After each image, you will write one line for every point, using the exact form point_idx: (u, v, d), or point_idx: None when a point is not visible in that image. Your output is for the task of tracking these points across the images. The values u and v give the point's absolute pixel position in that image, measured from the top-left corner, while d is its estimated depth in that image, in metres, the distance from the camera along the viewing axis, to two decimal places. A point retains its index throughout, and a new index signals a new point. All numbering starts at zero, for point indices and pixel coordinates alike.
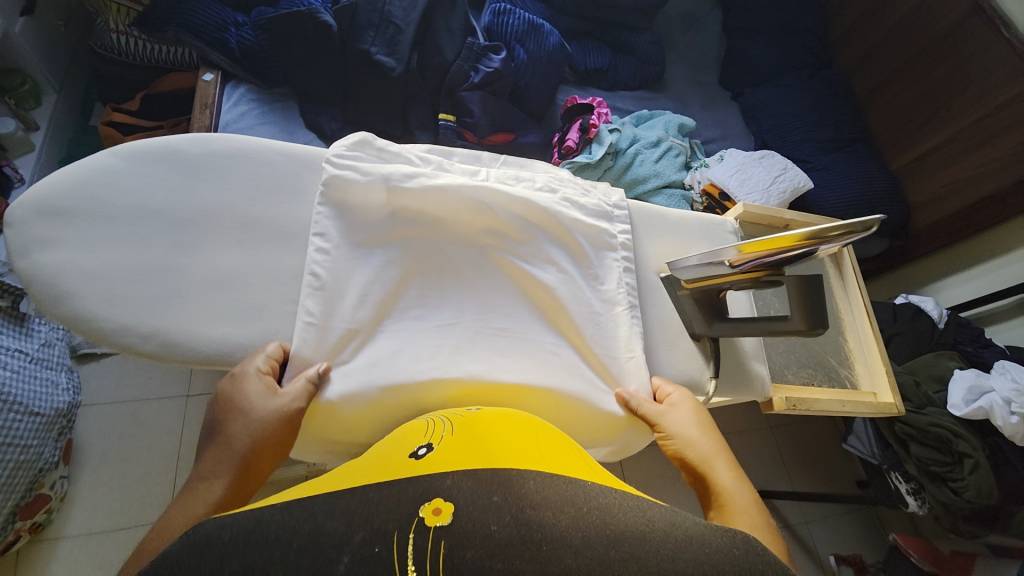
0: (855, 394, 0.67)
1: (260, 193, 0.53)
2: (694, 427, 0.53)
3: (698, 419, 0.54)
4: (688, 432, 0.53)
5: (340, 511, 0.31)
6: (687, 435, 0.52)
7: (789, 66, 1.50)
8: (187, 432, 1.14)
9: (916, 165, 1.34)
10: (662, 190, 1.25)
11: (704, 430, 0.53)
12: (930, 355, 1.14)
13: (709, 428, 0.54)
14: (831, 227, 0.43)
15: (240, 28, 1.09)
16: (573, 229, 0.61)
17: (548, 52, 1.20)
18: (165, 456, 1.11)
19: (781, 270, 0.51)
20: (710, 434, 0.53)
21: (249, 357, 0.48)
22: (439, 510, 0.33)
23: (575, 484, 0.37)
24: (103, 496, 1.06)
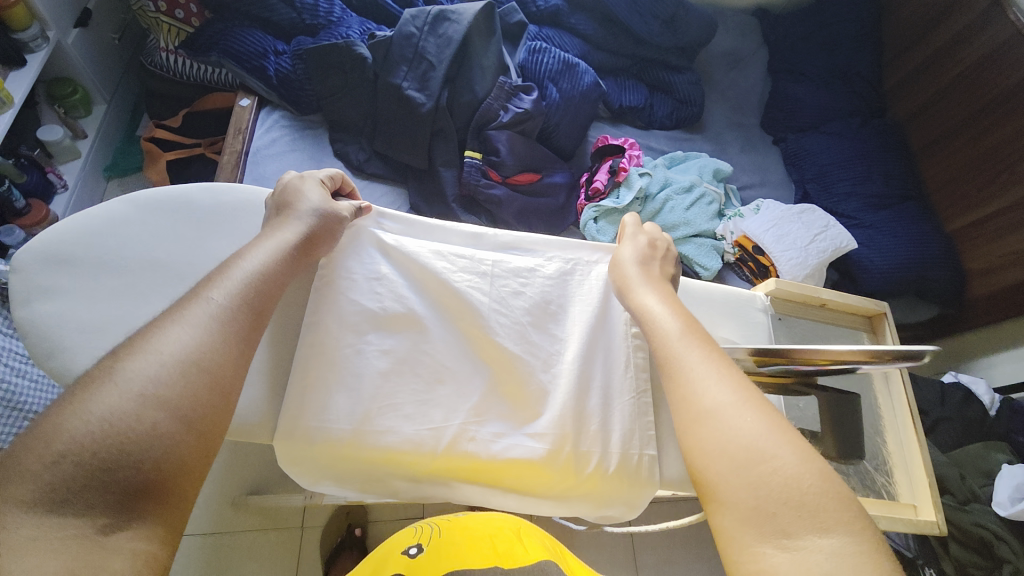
0: (893, 508, 0.59)
1: None
2: (634, 254, 0.57)
3: (641, 250, 0.57)
4: (629, 257, 0.57)
5: None
6: (625, 267, 0.56)
7: (839, 112, 1.43)
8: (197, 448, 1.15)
9: (974, 230, 1.23)
10: (691, 239, 1.20)
11: (649, 261, 0.57)
12: (979, 446, 1.03)
13: (649, 260, 0.57)
14: (882, 348, 0.42)
15: (279, 56, 1.11)
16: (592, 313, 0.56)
17: (582, 91, 1.17)
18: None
19: (810, 380, 0.49)
20: (648, 261, 0.57)
21: (311, 172, 0.54)
22: None
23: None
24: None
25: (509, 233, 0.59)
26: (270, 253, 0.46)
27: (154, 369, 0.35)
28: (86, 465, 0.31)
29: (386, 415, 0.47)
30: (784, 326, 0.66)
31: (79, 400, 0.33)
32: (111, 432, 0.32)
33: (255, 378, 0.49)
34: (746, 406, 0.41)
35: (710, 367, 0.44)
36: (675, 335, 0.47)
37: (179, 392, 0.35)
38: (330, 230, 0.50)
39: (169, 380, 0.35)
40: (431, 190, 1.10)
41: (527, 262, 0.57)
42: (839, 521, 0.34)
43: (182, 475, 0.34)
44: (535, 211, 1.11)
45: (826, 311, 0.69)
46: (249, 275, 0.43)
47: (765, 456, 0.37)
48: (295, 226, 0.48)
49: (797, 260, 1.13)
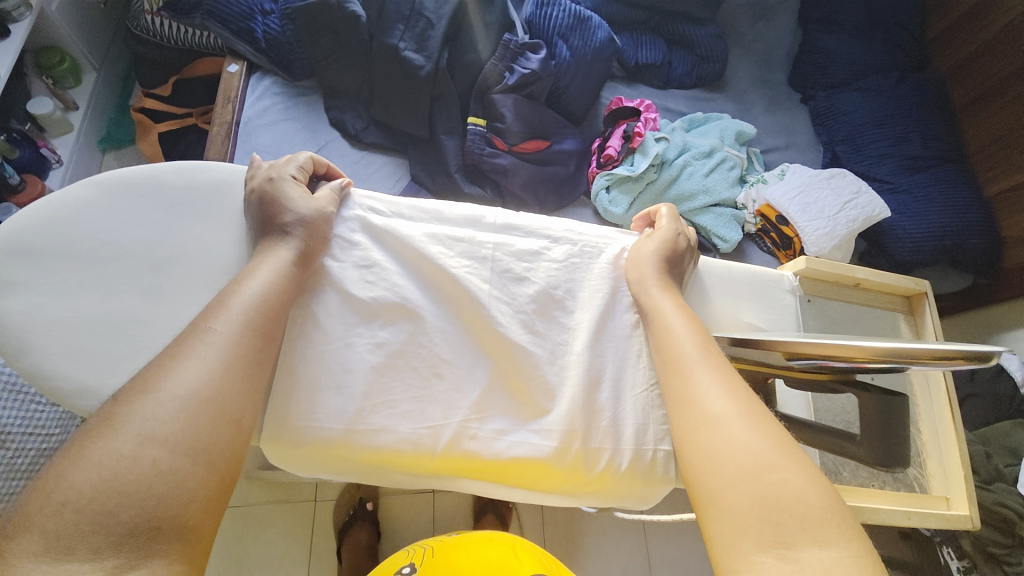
0: (923, 502, 0.55)
1: (246, 233, 0.47)
2: (660, 246, 0.54)
3: (669, 245, 0.54)
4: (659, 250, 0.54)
5: None
6: (645, 260, 0.52)
7: (876, 66, 1.30)
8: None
9: (1014, 195, 1.14)
10: (710, 209, 1.13)
11: (677, 258, 0.54)
12: (1007, 423, 0.99)
13: (675, 257, 0.54)
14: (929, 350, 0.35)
15: (267, 16, 1.03)
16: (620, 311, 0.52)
17: (594, 49, 1.08)
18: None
19: (849, 377, 0.43)
20: (675, 260, 0.54)
21: (283, 165, 0.50)
22: None
23: None
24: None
25: (512, 214, 0.53)
26: (274, 273, 0.43)
27: (162, 409, 0.34)
28: (89, 513, 0.30)
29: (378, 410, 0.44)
30: (814, 309, 0.61)
31: (91, 441, 0.33)
32: (112, 479, 0.31)
33: None
34: (749, 417, 0.39)
35: (718, 375, 0.43)
36: (695, 343, 0.46)
37: (184, 426, 0.34)
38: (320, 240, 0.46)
39: (172, 417, 0.34)
40: (432, 160, 1.03)
41: (537, 246, 0.53)
42: (842, 536, 0.32)
43: (199, 512, 0.33)
44: (544, 181, 1.05)
45: (859, 291, 0.63)
46: (249, 302, 0.41)
47: (763, 466, 0.36)
48: (289, 242, 0.45)
49: (824, 230, 1.06)
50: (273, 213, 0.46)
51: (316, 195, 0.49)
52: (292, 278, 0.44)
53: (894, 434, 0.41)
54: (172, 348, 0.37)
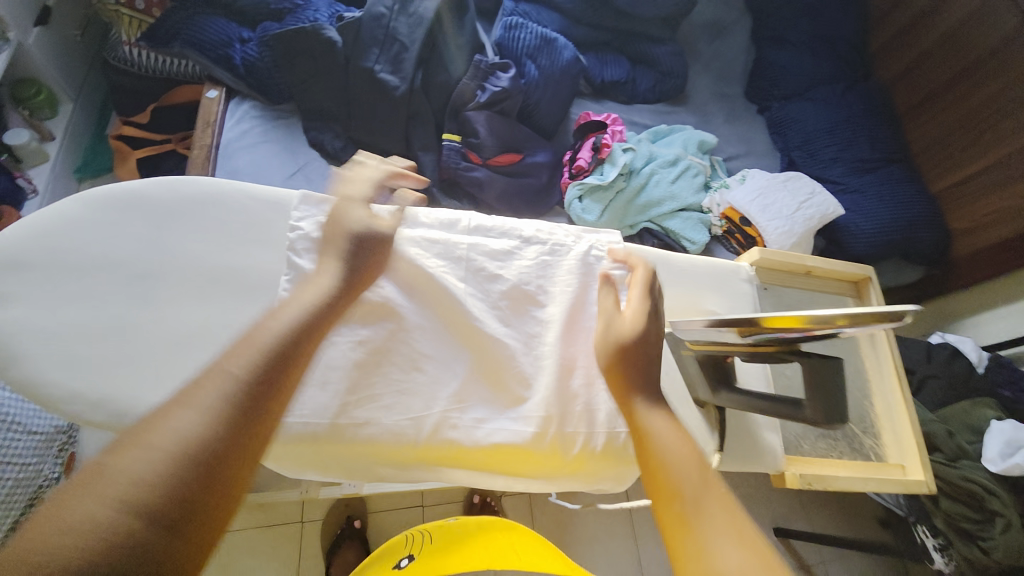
0: (881, 469, 0.59)
1: (230, 242, 0.49)
2: (640, 318, 0.50)
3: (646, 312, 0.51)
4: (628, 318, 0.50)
5: None
6: (611, 344, 0.49)
7: (823, 78, 1.40)
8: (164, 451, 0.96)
9: (957, 190, 1.23)
10: (678, 213, 1.19)
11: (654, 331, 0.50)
12: (966, 403, 1.04)
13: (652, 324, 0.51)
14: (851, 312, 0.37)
15: (245, 44, 1.07)
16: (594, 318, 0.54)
17: (561, 68, 1.14)
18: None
19: (794, 346, 0.46)
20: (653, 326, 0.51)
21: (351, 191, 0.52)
22: None
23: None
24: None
25: (485, 217, 0.57)
26: (303, 308, 0.43)
27: (151, 466, 0.31)
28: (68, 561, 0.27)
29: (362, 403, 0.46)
30: (770, 296, 0.65)
31: (71, 498, 0.29)
32: (93, 531, 0.28)
33: None
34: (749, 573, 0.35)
35: (706, 491, 0.40)
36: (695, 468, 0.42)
37: (174, 489, 0.31)
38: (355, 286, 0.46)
39: (160, 475, 0.31)
40: (410, 175, 1.07)
41: (509, 246, 0.56)
42: None
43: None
44: (518, 192, 1.09)
45: (812, 278, 0.68)
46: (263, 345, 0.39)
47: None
48: (337, 262, 0.47)
49: (784, 229, 1.12)
50: (333, 237, 0.48)
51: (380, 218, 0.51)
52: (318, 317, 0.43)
53: (835, 394, 0.44)
54: (180, 389, 0.35)
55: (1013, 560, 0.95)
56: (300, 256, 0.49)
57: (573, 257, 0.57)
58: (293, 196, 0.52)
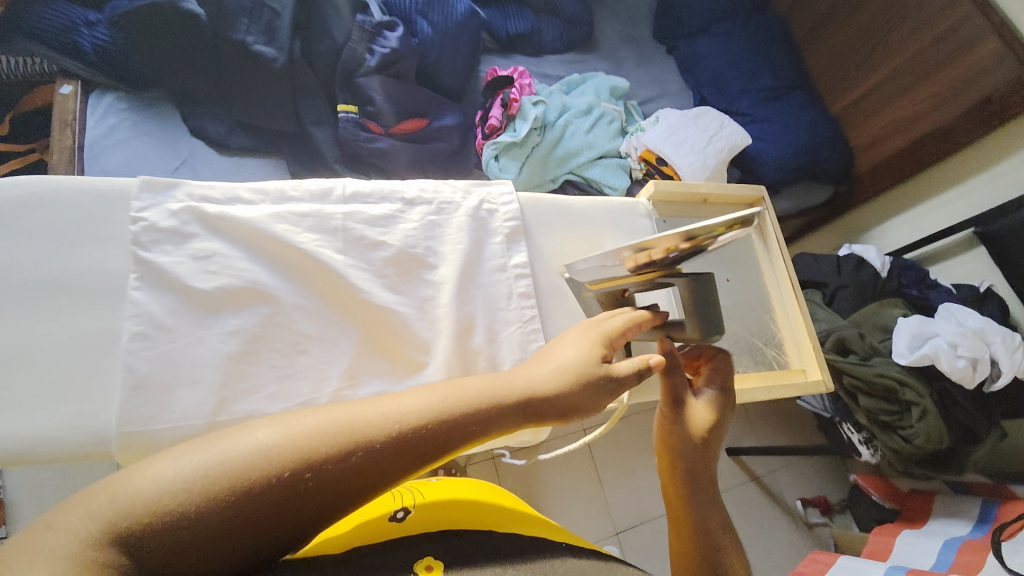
0: (783, 376, 0.63)
1: (59, 244, 0.43)
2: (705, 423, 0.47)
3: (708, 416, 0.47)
4: (683, 419, 0.47)
5: None
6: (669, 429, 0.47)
7: (724, 10, 1.41)
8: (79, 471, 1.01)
9: (856, 107, 1.28)
10: (597, 161, 1.19)
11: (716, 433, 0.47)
12: (875, 305, 1.13)
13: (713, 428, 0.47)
14: (704, 224, 0.38)
15: (94, 27, 0.93)
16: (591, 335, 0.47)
17: (458, 23, 1.08)
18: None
19: (673, 269, 0.47)
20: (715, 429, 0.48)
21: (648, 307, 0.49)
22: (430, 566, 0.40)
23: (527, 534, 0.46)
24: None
25: (360, 181, 0.53)
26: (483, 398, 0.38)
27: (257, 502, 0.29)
28: (167, 526, 0.27)
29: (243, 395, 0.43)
30: (670, 227, 0.66)
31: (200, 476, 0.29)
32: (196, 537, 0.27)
33: (75, 393, 0.41)
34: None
35: None
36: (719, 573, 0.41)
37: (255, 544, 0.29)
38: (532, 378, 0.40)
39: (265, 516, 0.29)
40: (309, 155, 1.01)
41: (390, 210, 0.53)
42: None
43: None
44: (429, 159, 1.05)
45: (709, 206, 0.69)
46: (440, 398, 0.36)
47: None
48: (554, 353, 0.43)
49: (698, 163, 1.14)
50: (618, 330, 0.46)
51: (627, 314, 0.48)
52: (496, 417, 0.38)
53: (711, 307, 0.47)
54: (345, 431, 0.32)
55: (935, 444, 1.01)
56: (148, 249, 0.44)
57: (461, 214, 0.55)
58: (131, 184, 0.46)
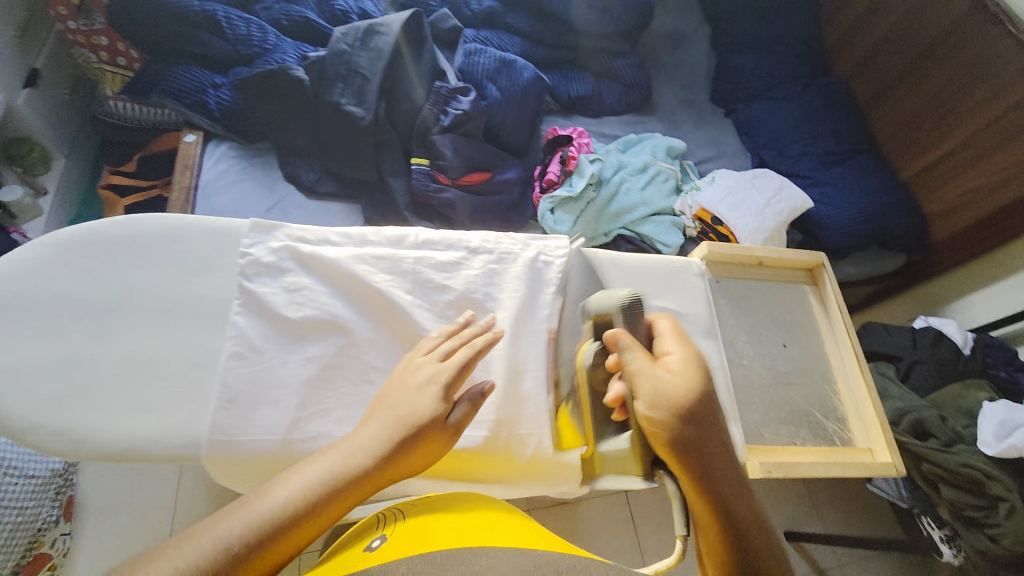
0: (847, 454, 0.60)
1: (182, 273, 0.51)
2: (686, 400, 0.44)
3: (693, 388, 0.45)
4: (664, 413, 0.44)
5: None
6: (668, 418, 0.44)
7: (784, 77, 1.43)
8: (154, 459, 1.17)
9: (928, 174, 1.22)
10: (651, 218, 1.21)
11: (705, 401, 0.44)
12: (957, 385, 1.03)
13: (704, 396, 0.45)
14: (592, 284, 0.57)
15: (219, 89, 1.12)
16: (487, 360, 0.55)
17: (523, 87, 1.18)
18: (105, 488, 1.13)
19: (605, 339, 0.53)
20: (708, 399, 0.45)
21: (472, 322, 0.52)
22: None
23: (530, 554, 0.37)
24: (94, 535, 1.09)
25: (430, 230, 0.58)
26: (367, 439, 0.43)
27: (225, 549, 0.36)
28: None
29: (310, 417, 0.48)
30: (722, 289, 0.66)
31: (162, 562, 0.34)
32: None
33: (178, 401, 0.47)
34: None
35: None
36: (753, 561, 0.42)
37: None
38: (413, 414, 0.44)
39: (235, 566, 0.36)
40: (384, 202, 1.11)
41: (455, 257, 0.58)
42: None
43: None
44: (490, 209, 1.12)
45: (765, 269, 0.69)
46: (339, 471, 0.41)
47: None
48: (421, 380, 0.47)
49: (755, 225, 1.14)
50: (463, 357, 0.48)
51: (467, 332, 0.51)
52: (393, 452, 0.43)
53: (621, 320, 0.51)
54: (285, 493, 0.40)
55: None
56: (251, 280, 0.51)
57: (519, 265, 0.59)
58: (243, 224, 0.54)
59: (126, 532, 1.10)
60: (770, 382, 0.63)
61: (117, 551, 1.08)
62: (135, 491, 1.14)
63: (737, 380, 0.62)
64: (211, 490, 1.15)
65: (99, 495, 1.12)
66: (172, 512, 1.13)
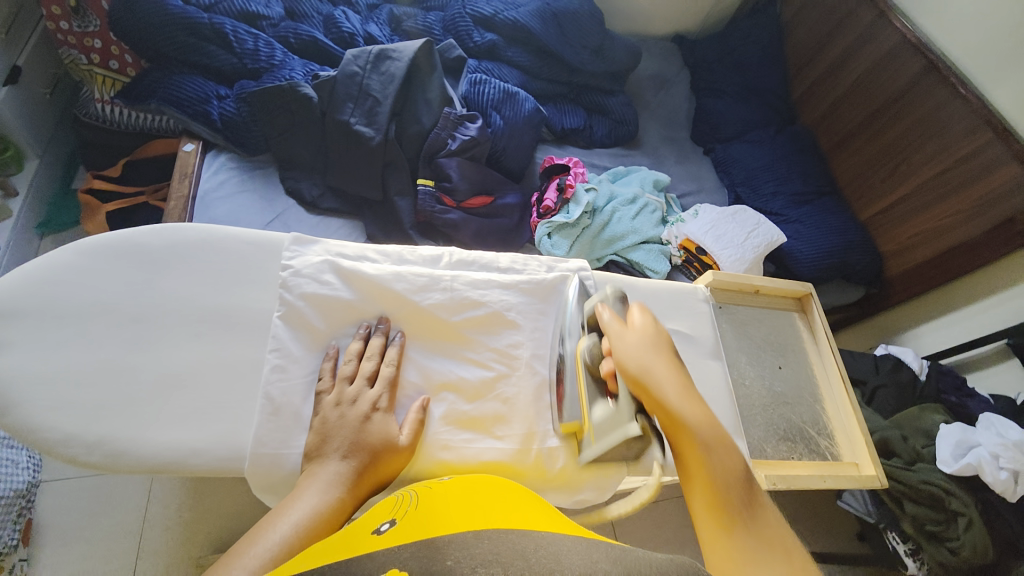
0: (837, 467, 0.66)
1: (223, 285, 0.53)
2: (644, 345, 0.50)
3: (654, 340, 0.51)
4: (628, 354, 0.50)
5: None
6: (639, 354, 0.50)
7: (756, 122, 1.57)
8: (119, 481, 1.09)
9: (883, 216, 1.37)
10: (640, 246, 1.28)
11: (664, 347, 0.51)
12: (916, 409, 1.13)
13: (666, 346, 0.51)
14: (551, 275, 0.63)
15: (223, 100, 1.12)
16: (419, 392, 0.56)
17: (524, 117, 1.24)
18: (65, 510, 1.05)
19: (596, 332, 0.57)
20: (669, 349, 0.51)
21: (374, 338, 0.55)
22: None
23: (527, 536, 0.39)
24: (50, 565, 1.01)
25: (463, 250, 0.63)
26: (327, 473, 0.47)
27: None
28: None
29: (341, 432, 0.49)
30: (725, 314, 0.72)
31: None
32: None
33: (221, 413, 0.50)
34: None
35: (763, 536, 0.39)
36: (731, 474, 0.43)
37: None
38: (387, 438, 0.50)
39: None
40: (388, 219, 1.14)
41: (489, 277, 0.62)
42: None
43: None
44: (491, 232, 1.17)
45: (759, 296, 0.75)
46: (316, 506, 0.44)
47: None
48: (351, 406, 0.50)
49: (736, 257, 1.23)
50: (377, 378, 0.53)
51: (374, 353, 0.54)
52: (352, 475, 0.47)
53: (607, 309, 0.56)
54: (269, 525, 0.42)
55: (981, 558, 0.99)
56: (293, 292, 0.53)
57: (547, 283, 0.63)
58: (284, 238, 0.56)
59: (83, 561, 1.02)
60: (768, 401, 0.68)
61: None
62: (94, 515, 1.06)
63: (741, 399, 0.67)
64: (185, 511, 1.08)
65: (59, 518, 1.04)
66: (137, 540, 1.05)
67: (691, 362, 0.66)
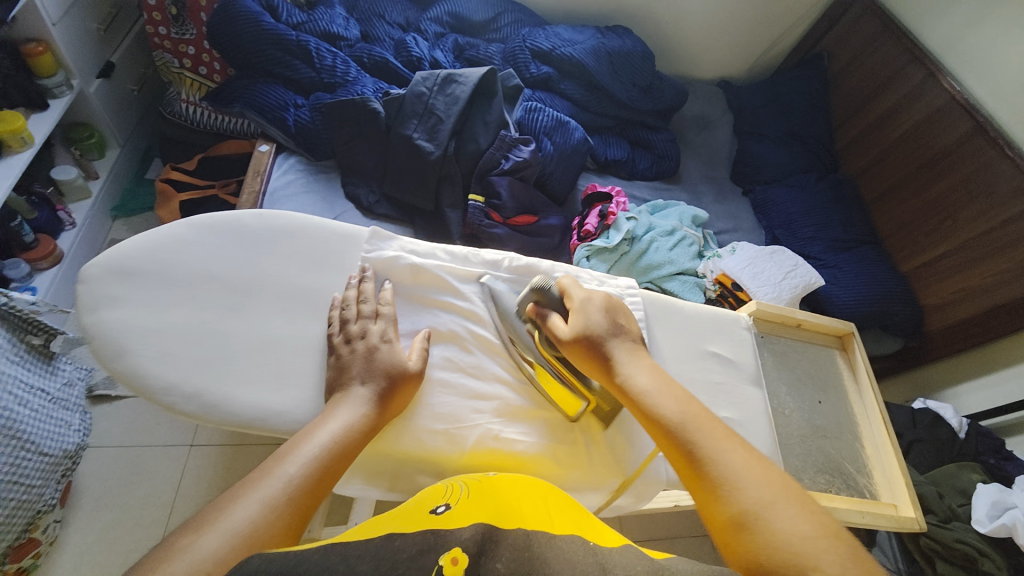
0: (874, 506, 0.68)
1: (311, 268, 0.62)
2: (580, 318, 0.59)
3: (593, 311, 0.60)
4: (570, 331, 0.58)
5: (371, 558, 0.35)
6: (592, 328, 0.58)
7: (798, 168, 1.60)
8: (156, 454, 1.14)
9: (925, 270, 1.36)
10: (676, 276, 1.30)
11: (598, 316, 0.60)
12: (952, 466, 1.09)
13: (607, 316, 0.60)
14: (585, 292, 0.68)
15: (299, 109, 1.22)
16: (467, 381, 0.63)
17: (573, 146, 1.30)
18: (104, 475, 1.11)
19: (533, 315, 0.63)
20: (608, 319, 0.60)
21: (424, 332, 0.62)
22: (456, 560, 0.36)
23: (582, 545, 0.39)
24: (83, 526, 1.06)
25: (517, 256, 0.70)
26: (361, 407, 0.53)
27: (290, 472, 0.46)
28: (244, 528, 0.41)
29: (356, 364, 0.55)
30: (767, 344, 0.73)
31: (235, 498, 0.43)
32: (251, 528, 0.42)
33: (296, 382, 0.57)
34: (787, 497, 0.46)
35: (740, 464, 0.49)
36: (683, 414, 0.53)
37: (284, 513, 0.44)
38: (399, 365, 0.56)
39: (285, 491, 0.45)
40: (437, 229, 1.20)
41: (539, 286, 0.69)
42: None
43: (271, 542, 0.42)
44: (533, 250, 1.22)
45: (803, 331, 0.77)
46: (350, 421, 0.51)
47: (805, 555, 0.42)
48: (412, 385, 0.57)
49: (772, 296, 1.24)
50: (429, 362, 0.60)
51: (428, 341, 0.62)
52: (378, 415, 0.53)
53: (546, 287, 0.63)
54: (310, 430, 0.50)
55: None
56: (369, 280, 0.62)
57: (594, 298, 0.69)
58: (364, 232, 0.66)
59: (114, 528, 1.06)
60: (808, 432, 0.70)
61: (104, 546, 1.04)
62: (130, 484, 1.11)
63: (780, 427, 0.68)
64: (214, 490, 1.12)
65: (97, 484, 1.10)
66: (167, 511, 1.09)
67: (732, 385, 0.67)
